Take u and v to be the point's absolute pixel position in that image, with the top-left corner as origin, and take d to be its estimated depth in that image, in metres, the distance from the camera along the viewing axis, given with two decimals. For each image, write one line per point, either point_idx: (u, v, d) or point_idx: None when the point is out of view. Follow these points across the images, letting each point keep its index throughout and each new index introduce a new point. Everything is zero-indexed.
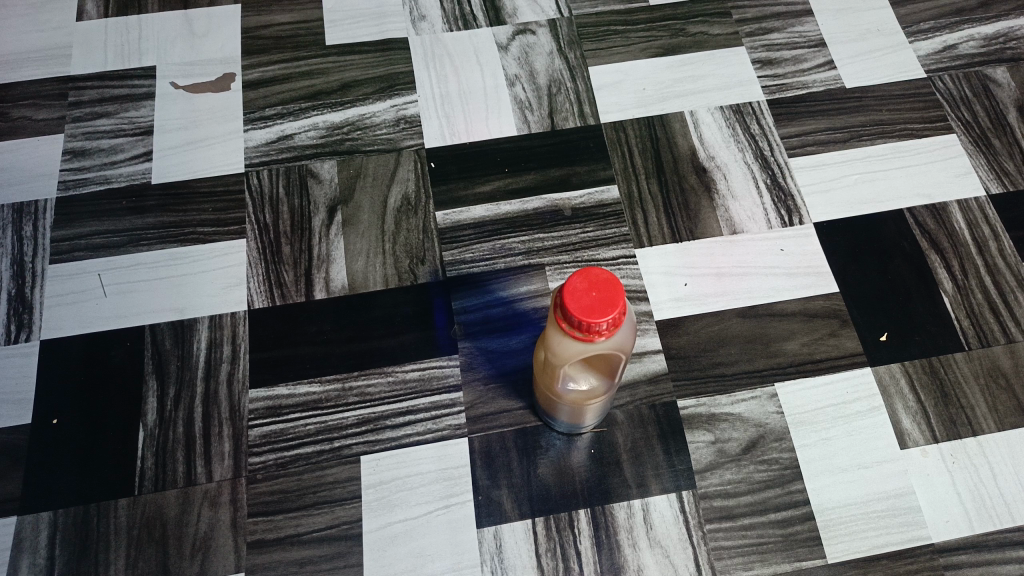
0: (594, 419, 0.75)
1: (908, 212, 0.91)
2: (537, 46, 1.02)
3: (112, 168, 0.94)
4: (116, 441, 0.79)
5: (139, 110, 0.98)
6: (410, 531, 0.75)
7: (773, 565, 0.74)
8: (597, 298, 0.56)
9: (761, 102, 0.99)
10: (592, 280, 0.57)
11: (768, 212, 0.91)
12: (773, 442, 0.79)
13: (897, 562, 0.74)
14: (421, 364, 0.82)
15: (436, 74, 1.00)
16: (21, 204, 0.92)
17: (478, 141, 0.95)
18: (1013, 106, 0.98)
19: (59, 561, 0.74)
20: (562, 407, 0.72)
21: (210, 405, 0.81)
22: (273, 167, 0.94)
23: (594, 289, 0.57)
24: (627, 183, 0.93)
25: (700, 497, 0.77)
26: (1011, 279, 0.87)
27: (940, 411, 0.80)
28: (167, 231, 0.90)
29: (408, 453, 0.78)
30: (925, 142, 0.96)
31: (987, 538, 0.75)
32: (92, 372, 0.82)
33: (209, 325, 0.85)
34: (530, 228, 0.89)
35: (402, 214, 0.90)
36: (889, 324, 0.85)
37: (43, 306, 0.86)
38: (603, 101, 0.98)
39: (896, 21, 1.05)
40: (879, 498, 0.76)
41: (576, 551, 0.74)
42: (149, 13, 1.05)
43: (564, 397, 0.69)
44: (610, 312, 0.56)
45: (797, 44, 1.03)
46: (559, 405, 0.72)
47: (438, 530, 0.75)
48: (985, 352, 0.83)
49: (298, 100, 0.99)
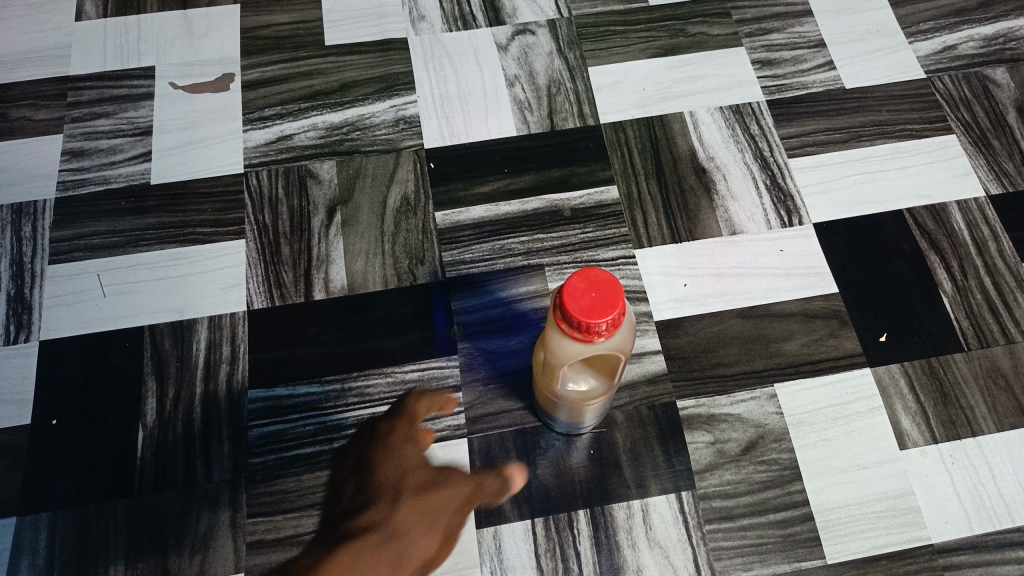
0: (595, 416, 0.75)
1: (908, 212, 0.91)
2: (536, 46, 1.02)
3: (112, 168, 0.94)
4: (116, 441, 0.79)
5: (138, 110, 0.98)
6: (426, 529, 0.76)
7: (772, 565, 0.74)
8: (598, 299, 0.56)
9: (761, 102, 0.99)
10: (593, 280, 0.57)
11: (768, 212, 0.91)
12: (773, 442, 0.79)
13: (897, 562, 0.74)
14: (422, 365, 0.82)
15: (436, 74, 1.00)
16: (20, 204, 0.92)
17: (477, 141, 0.95)
18: (1013, 106, 0.98)
19: (58, 562, 0.74)
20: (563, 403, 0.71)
21: (209, 405, 0.81)
22: (273, 167, 0.94)
23: (595, 289, 0.56)
24: (626, 184, 0.92)
25: (699, 498, 0.77)
26: (1010, 279, 0.87)
27: (940, 412, 0.80)
28: (167, 231, 0.90)
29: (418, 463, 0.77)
30: (925, 142, 0.96)
31: (986, 538, 0.75)
32: (91, 372, 0.82)
33: (208, 326, 0.84)
34: (529, 228, 0.89)
35: (402, 214, 0.90)
36: (889, 324, 0.85)
37: (43, 306, 0.86)
38: (603, 102, 0.98)
39: (895, 21, 1.05)
40: (879, 499, 0.76)
41: (576, 552, 0.74)
42: (148, 13, 1.05)
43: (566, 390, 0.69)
44: (610, 312, 0.55)
45: (797, 44, 1.03)
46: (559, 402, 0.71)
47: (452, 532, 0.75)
48: (986, 352, 0.83)
49: (298, 100, 0.98)
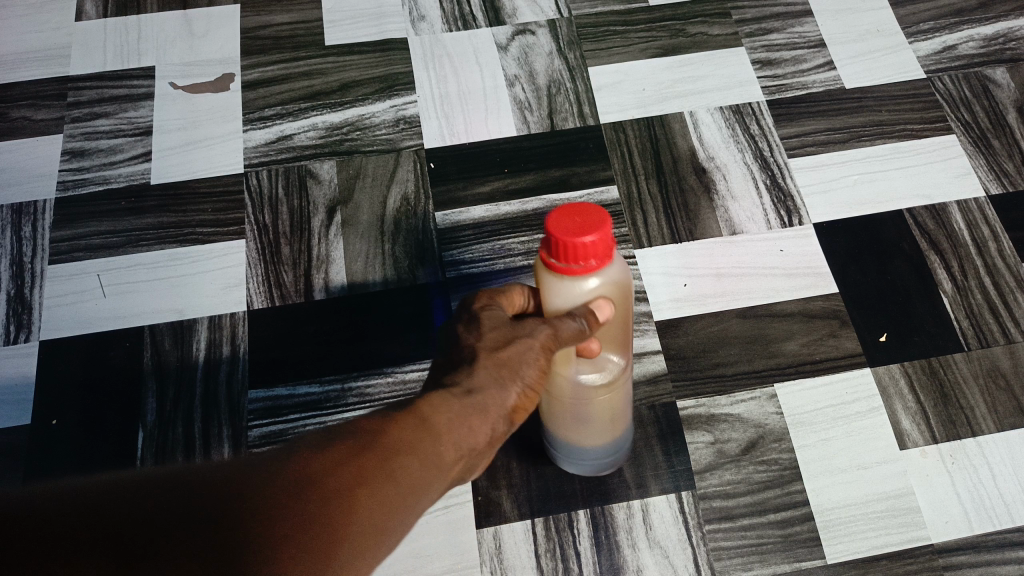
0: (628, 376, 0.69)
1: (907, 212, 0.91)
2: (536, 46, 1.02)
3: (112, 169, 0.94)
4: (115, 441, 0.79)
5: (138, 110, 0.98)
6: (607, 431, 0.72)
7: (772, 565, 0.74)
8: (580, 224, 0.55)
9: (761, 102, 0.99)
10: (566, 209, 0.56)
11: (768, 212, 0.91)
12: (773, 442, 0.79)
13: (898, 562, 0.74)
14: (421, 365, 0.82)
15: (436, 74, 1.00)
16: (20, 204, 0.92)
17: (477, 141, 0.95)
18: (1013, 106, 0.98)
19: None
20: (593, 385, 0.64)
21: (208, 405, 0.80)
22: (273, 167, 0.94)
23: (576, 217, 0.56)
24: (627, 184, 0.92)
25: (699, 498, 0.77)
26: (1011, 279, 0.87)
27: (939, 412, 0.80)
28: (167, 231, 0.90)
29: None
30: (925, 142, 0.96)
31: (988, 538, 0.75)
32: (92, 372, 0.82)
33: (209, 325, 0.85)
34: (529, 228, 0.89)
35: (401, 214, 0.90)
36: (889, 324, 0.85)
37: (43, 306, 0.86)
38: (603, 102, 0.98)
39: (895, 21, 1.05)
40: (879, 498, 0.76)
41: (576, 552, 0.74)
42: (149, 14, 1.05)
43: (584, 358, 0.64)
44: (595, 230, 0.54)
45: (797, 44, 1.03)
46: (593, 386, 0.64)
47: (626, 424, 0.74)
48: (985, 352, 0.83)
49: (298, 100, 0.98)
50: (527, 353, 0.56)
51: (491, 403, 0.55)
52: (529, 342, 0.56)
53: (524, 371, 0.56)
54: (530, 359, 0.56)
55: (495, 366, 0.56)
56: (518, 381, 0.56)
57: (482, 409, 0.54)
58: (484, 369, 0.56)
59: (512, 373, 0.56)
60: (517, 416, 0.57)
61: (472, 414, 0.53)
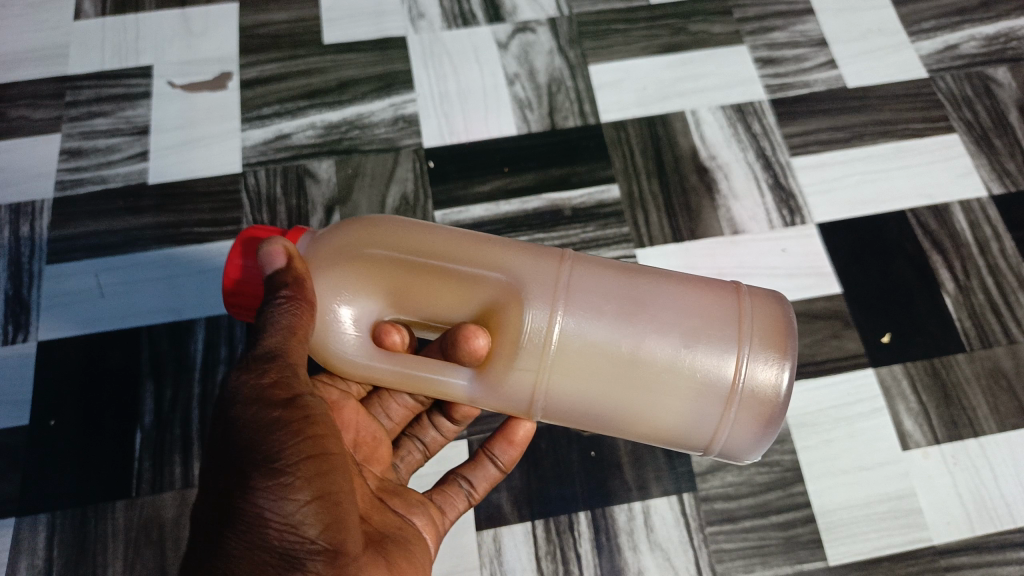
0: (531, 285, 0.55)
1: (910, 212, 0.91)
2: (536, 45, 1.01)
3: (111, 168, 0.94)
4: (113, 442, 0.79)
5: (136, 109, 0.97)
6: (633, 341, 0.54)
7: (773, 567, 0.74)
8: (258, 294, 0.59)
9: (762, 102, 0.98)
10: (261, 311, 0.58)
11: (769, 212, 0.91)
12: (776, 444, 0.78)
13: (899, 564, 0.74)
14: None
15: (435, 73, 0.99)
16: (19, 204, 0.91)
17: (476, 140, 0.94)
18: (1013, 106, 0.98)
19: (58, 562, 0.74)
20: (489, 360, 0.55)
21: (207, 406, 0.80)
22: (270, 167, 0.93)
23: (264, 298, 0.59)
24: (627, 183, 0.92)
25: (700, 500, 0.76)
26: (1012, 279, 0.87)
27: (943, 413, 0.80)
28: (165, 231, 0.90)
29: (437, 487, 0.68)
30: (926, 142, 0.95)
31: (987, 539, 0.75)
32: (89, 372, 0.82)
33: (206, 326, 0.84)
34: (529, 228, 0.89)
35: (400, 213, 0.90)
36: (891, 324, 0.84)
37: (41, 306, 0.85)
38: (603, 101, 0.97)
39: (897, 20, 1.04)
40: (880, 500, 0.76)
41: (576, 555, 0.74)
42: (147, 13, 1.04)
43: (472, 360, 0.55)
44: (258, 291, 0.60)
45: (800, 43, 1.03)
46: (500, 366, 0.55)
47: (644, 297, 0.55)
48: (987, 353, 0.83)
49: (296, 99, 0.98)
50: (245, 424, 0.50)
51: (253, 518, 0.48)
52: (241, 403, 0.51)
53: (251, 443, 0.49)
54: (263, 430, 0.49)
55: (230, 479, 0.49)
56: (252, 472, 0.48)
57: (249, 533, 0.48)
58: (226, 483, 0.49)
59: (245, 470, 0.49)
60: (309, 520, 0.48)
61: (242, 544, 0.48)
